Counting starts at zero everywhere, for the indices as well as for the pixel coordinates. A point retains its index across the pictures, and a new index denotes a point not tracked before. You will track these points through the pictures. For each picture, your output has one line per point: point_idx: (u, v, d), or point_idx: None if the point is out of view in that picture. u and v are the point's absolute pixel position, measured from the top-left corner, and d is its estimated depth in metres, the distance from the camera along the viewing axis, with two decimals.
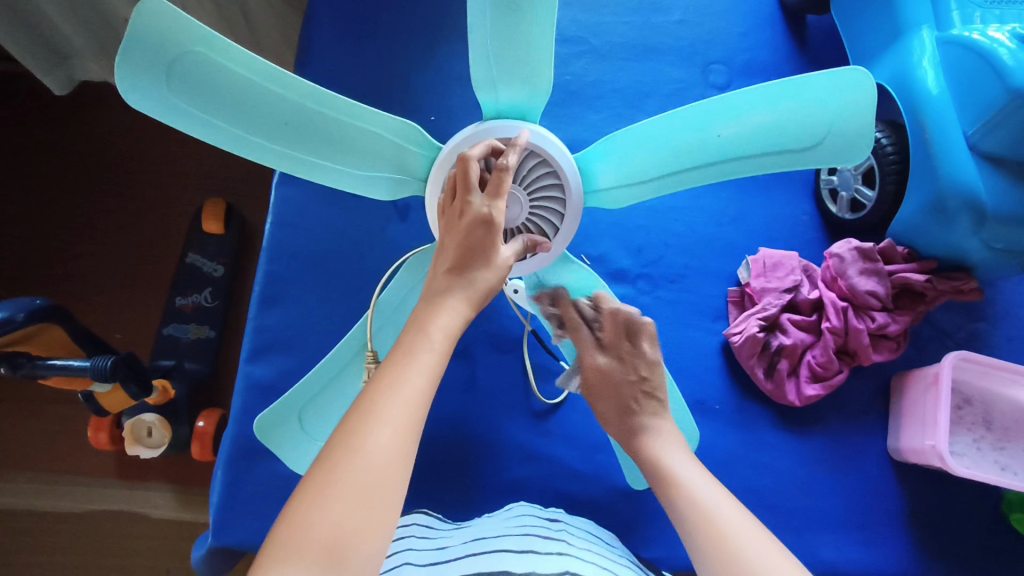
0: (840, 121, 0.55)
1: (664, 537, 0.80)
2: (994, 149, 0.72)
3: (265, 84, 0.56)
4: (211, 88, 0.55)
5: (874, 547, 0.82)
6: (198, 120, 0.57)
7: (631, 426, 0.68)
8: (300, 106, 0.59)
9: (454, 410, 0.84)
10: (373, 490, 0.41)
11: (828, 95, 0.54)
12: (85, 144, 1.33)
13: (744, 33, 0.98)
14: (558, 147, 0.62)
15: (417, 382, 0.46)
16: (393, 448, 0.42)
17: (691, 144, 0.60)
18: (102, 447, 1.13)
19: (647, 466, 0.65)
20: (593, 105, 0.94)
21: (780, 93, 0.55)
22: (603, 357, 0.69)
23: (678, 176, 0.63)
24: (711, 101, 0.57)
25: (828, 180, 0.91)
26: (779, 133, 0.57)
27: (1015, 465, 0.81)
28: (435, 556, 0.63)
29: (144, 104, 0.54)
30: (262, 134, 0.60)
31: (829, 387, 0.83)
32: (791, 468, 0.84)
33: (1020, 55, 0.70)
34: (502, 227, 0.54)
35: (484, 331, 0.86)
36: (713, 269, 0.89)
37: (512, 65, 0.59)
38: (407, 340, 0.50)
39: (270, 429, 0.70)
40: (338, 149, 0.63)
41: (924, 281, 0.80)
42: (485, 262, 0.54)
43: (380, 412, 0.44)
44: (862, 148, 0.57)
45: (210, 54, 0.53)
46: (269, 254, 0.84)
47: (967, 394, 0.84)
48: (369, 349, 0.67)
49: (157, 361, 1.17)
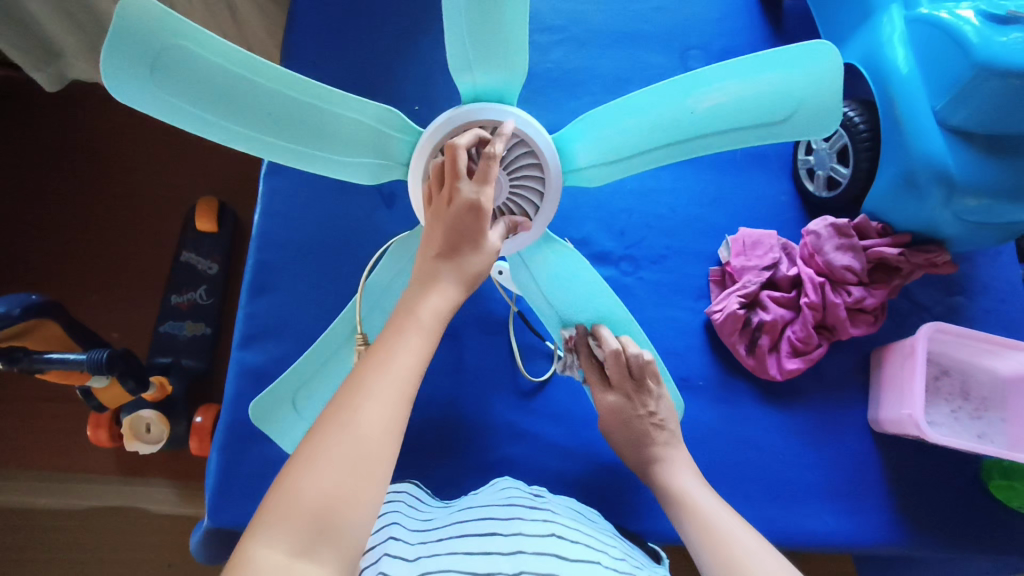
0: (807, 95, 0.58)
1: (651, 511, 0.82)
2: (963, 124, 0.74)
3: (246, 74, 0.58)
4: (198, 81, 0.57)
5: (857, 516, 0.84)
6: (189, 113, 0.60)
7: (647, 457, 0.75)
8: (281, 95, 0.61)
9: (444, 392, 0.86)
10: (362, 457, 0.42)
11: (791, 67, 0.56)
12: (79, 147, 1.35)
13: (722, 19, 1.00)
14: (536, 127, 0.64)
15: (406, 361, 0.48)
16: (381, 422, 0.44)
17: (668, 119, 0.61)
18: (101, 443, 1.14)
19: (660, 491, 0.73)
20: (574, 93, 0.96)
21: (751, 67, 0.57)
22: (614, 394, 0.75)
23: (656, 151, 0.65)
24: (685, 76, 0.59)
25: (805, 159, 0.92)
26: (748, 107, 0.59)
27: (993, 434, 0.84)
28: (426, 525, 0.67)
29: (132, 98, 0.57)
30: (249, 124, 0.62)
31: (809, 360, 0.85)
32: (773, 441, 0.86)
33: (984, 32, 0.71)
34: (489, 212, 0.56)
35: (471, 315, 0.88)
36: (694, 250, 0.91)
37: (491, 50, 0.61)
38: (397, 322, 0.52)
39: (266, 412, 0.73)
40: (321, 137, 0.65)
41: (898, 255, 0.82)
42: (472, 241, 0.56)
43: (371, 390, 0.45)
44: (831, 119, 0.59)
45: (193, 47, 0.55)
46: (257, 244, 0.85)
47: (944, 365, 0.87)
48: (358, 333, 0.69)
49: (156, 358, 1.19)
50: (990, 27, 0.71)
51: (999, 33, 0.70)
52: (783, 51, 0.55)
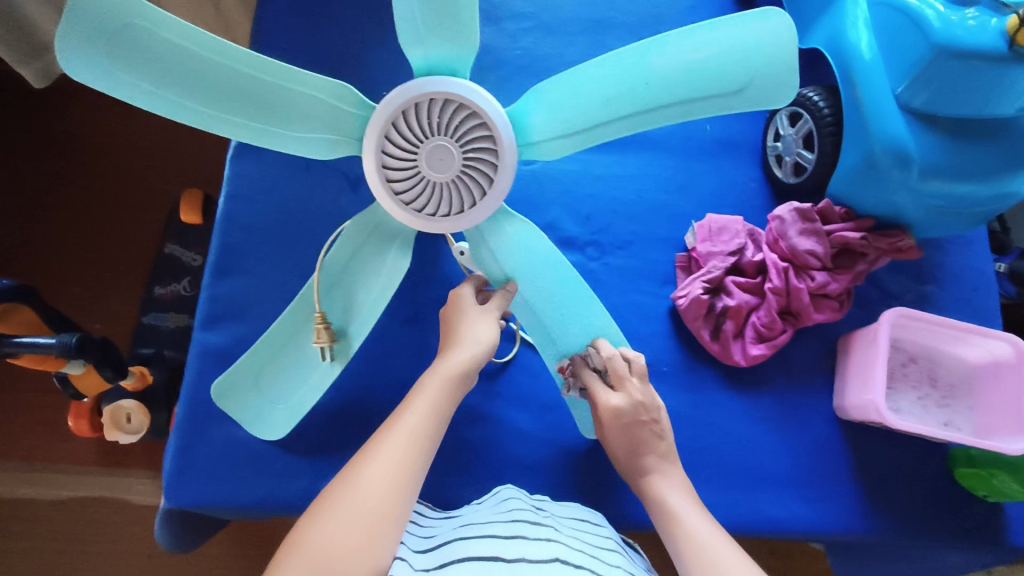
0: (761, 65, 0.57)
1: (612, 498, 0.83)
2: (924, 106, 0.74)
3: (201, 53, 0.59)
4: (155, 59, 0.58)
5: (823, 504, 0.83)
6: (148, 93, 0.60)
7: (641, 467, 0.71)
8: (238, 73, 0.61)
9: (404, 374, 0.84)
10: (365, 510, 0.54)
11: (746, 35, 0.56)
12: (60, 137, 1.35)
13: (693, 7, 1.01)
14: (487, 99, 0.61)
15: (411, 428, 0.61)
16: (383, 489, 0.56)
17: (625, 89, 0.60)
18: (83, 434, 1.13)
19: (653, 504, 0.69)
20: (543, 79, 0.96)
21: (702, 33, 0.56)
22: (618, 399, 0.70)
23: (613, 124, 0.63)
24: (642, 41, 0.58)
25: (773, 146, 0.92)
26: (703, 76, 0.59)
27: (960, 422, 0.83)
28: (427, 542, 0.64)
29: (90, 77, 0.57)
30: (207, 104, 0.62)
31: (773, 346, 0.84)
32: (739, 427, 0.85)
33: (947, 16, 0.71)
34: (467, 296, 0.71)
35: (435, 297, 0.87)
36: (661, 236, 0.91)
37: (441, 22, 0.60)
38: (408, 398, 0.64)
39: (228, 392, 0.72)
40: (282, 115, 0.65)
41: (860, 239, 0.81)
42: (459, 342, 0.67)
43: (377, 454, 0.58)
44: (789, 87, 0.58)
45: (148, 27, 0.56)
46: (222, 226, 0.85)
47: (912, 352, 0.86)
48: (318, 312, 0.69)
49: (138, 349, 1.20)
50: (953, 11, 0.71)
51: (958, 14, 0.70)
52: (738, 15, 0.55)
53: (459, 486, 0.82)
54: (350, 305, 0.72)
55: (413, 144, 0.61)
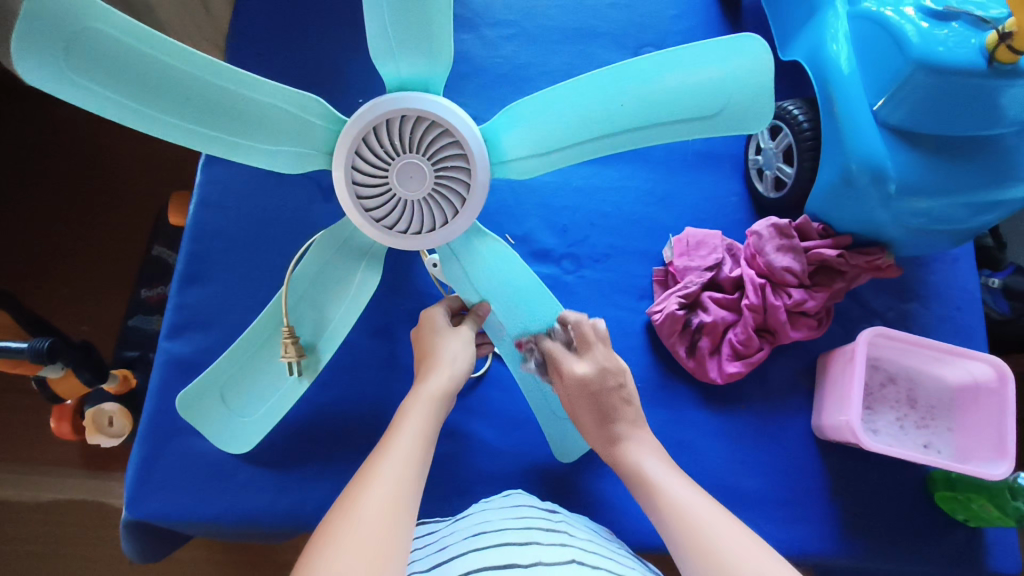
0: (740, 91, 0.55)
1: (583, 515, 0.81)
2: (901, 123, 0.72)
3: (161, 57, 0.54)
4: (111, 65, 0.53)
5: (799, 526, 0.81)
6: (105, 100, 0.55)
7: (610, 434, 0.67)
8: (200, 80, 0.56)
9: (373, 386, 0.83)
10: (374, 533, 0.49)
11: (727, 62, 0.53)
12: (43, 138, 1.33)
13: (678, 16, 0.99)
14: (459, 116, 0.57)
15: (405, 447, 0.58)
16: (387, 510, 0.52)
17: (601, 112, 0.58)
18: (64, 436, 1.11)
19: (629, 474, 0.65)
20: (523, 88, 0.95)
21: (679, 59, 0.53)
22: (582, 365, 0.67)
23: (589, 145, 0.60)
24: (622, 66, 0.55)
25: (754, 159, 0.91)
26: (683, 101, 0.56)
27: (938, 444, 0.81)
28: (437, 556, 0.63)
29: (41, 79, 0.53)
30: (166, 110, 0.57)
31: (749, 364, 0.83)
32: (714, 446, 0.83)
33: (927, 32, 0.69)
34: (435, 317, 0.70)
35: (405, 308, 0.85)
36: (639, 249, 0.89)
37: (414, 35, 0.55)
38: (395, 424, 0.62)
39: (193, 405, 0.69)
40: (246, 125, 0.60)
41: (837, 257, 0.80)
42: (436, 364, 0.66)
43: (376, 478, 0.55)
44: (765, 114, 0.56)
45: (106, 30, 0.51)
46: (191, 234, 0.84)
47: (892, 371, 0.84)
48: (285, 327, 0.66)
49: (122, 353, 1.17)
50: (933, 27, 0.69)
51: (939, 31, 0.69)
52: (718, 44, 0.52)
53: (427, 501, 0.81)
54: (319, 319, 0.69)
55: (382, 160, 0.57)
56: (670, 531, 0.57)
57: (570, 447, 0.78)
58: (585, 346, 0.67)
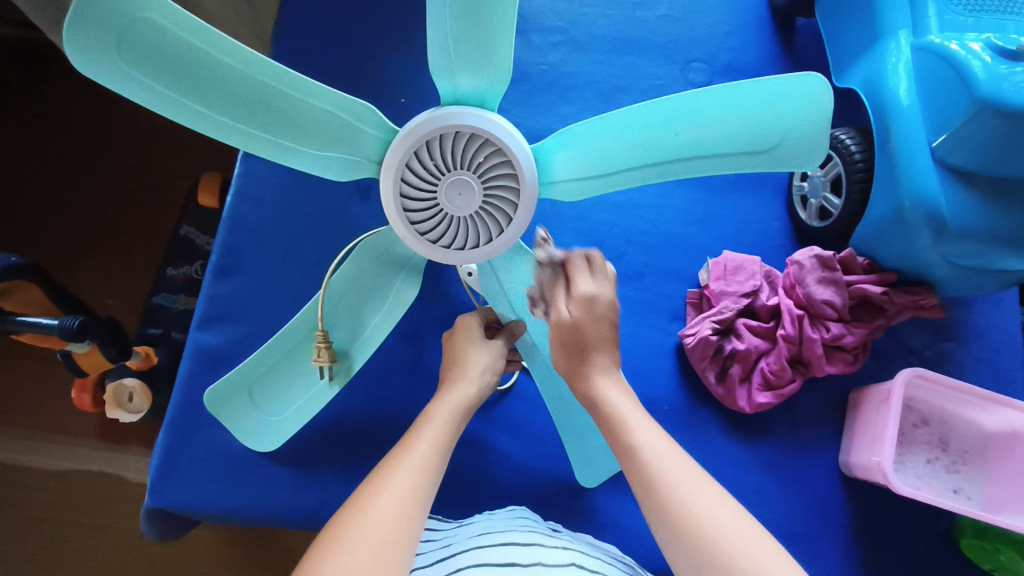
0: (797, 128, 0.53)
1: (601, 535, 0.80)
2: (960, 163, 0.70)
3: (215, 54, 0.53)
4: (165, 58, 0.52)
5: (819, 562, 0.80)
6: (155, 93, 0.54)
7: (581, 367, 0.62)
8: (251, 78, 0.55)
9: (398, 390, 0.82)
10: (380, 537, 0.49)
11: (785, 102, 0.51)
12: (82, 111, 1.34)
13: (730, 33, 0.97)
14: (511, 134, 0.56)
15: (421, 452, 0.58)
16: (398, 514, 0.51)
17: (653, 140, 0.56)
18: (85, 408, 1.12)
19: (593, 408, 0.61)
20: (566, 96, 0.93)
21: (735, 95, 0.52)
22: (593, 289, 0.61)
23: (638, 171, 0.59)
24: (677, 98, 0.53)
25: (799, 186, 0.89)
26: (737, 136, 0.54)
27: (970, 490, 0.79)
28: (440, 554, 0.62)
29: (90, 69, 0.51)
30: (213, 107, 0.56)
31: (780, 395, 0.81)
32: (738, 474, 0.82)
33: (994, 69, 0.67)
34: (471, 323, 0.70)
35: (436, 315, 0.85)
36: (675, 270, 0.88)
37: (472, 52, 0.54)
38: (415, 426, 0.62)
39: (221, 401, 0.69)
40: (293, 128, 0.59)
41: (882, 294, 0.79)
42: (462, 376, 0.66)
43: (388, 480, 0.54)
44: (821, 150, 0.54)
45: (162, 24, 0.50)
46: (226, 226, 0.84)
47: (925, 413, 0.83)
48: (319, 331, 0.65)
49: (145, 329, 1.17)
50: (1001, 65, 0.67)
51: (1005, 68, 0.67)
52: (778, 81, 0.50)
53: (443, 510, 0.80)
54: (353, 325, 0.69)
55: (432, 175, 0.56)
56: (649, 505, 0.53)
57: (594, 470, 0.77)
58: (592, 275, 0.63)
